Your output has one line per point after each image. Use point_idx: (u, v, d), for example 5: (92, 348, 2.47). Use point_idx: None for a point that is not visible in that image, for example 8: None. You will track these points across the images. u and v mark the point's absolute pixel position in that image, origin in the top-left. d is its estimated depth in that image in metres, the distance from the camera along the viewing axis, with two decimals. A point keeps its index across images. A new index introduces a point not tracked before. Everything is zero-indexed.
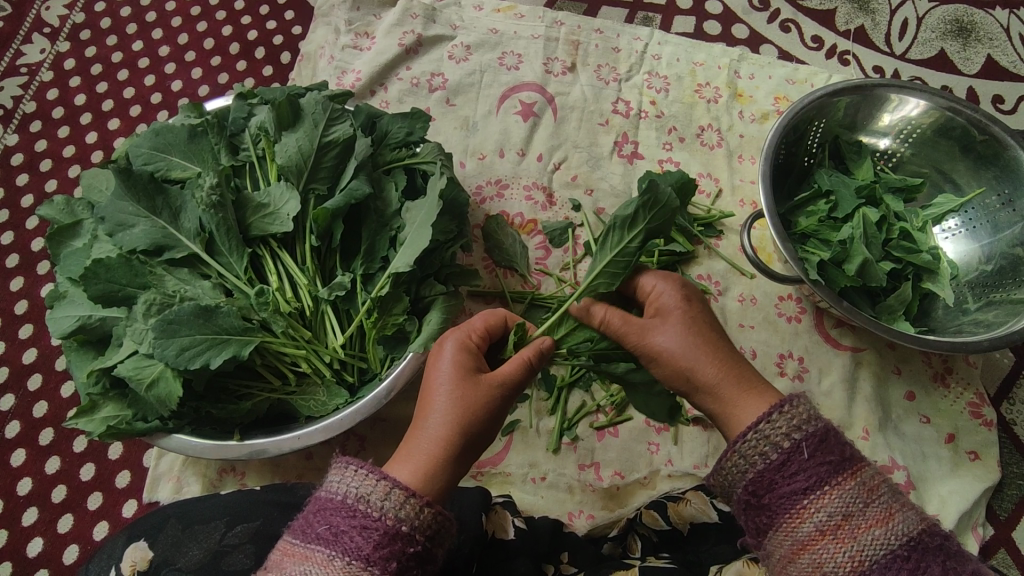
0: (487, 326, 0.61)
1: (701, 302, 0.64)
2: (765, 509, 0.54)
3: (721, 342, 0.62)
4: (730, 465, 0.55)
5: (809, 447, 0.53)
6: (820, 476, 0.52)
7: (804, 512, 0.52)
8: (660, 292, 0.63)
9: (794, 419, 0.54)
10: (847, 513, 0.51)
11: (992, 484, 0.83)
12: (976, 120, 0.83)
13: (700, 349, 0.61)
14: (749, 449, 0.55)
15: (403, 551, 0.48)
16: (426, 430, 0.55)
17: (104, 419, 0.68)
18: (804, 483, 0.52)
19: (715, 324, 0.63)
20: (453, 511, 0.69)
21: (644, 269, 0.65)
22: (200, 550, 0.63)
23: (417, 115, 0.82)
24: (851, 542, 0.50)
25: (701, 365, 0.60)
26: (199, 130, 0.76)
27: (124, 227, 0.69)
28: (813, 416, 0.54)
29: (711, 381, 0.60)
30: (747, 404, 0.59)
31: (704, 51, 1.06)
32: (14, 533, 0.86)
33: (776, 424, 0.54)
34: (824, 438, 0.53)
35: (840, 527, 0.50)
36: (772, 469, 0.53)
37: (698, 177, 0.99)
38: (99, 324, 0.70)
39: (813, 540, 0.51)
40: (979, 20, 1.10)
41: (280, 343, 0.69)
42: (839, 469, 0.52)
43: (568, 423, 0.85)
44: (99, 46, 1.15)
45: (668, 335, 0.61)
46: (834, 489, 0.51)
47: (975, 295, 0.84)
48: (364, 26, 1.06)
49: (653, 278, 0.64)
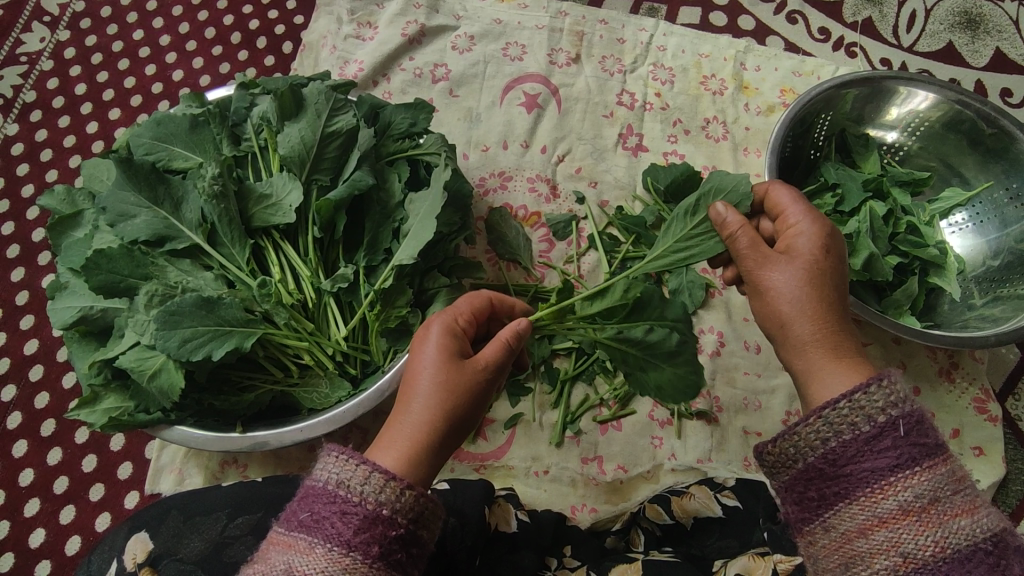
0: (473, 308, 0.60)
1: (837, 256, 0.64)
2: (843, 479, 0.52)
3: (838, 299, 0.63)
4: (810, 430, 0.54)
5: (905, 426, 0.52)
6: (912, 457, 0.50)
7: (889, 489, 0.50)
8: (804, 233, 0.64)
9: (890, 395, 0.53)
10: (935, 497, 0.49)
11: (996, 479, 0.82)
12: (986, 113, 0.82)
13: (807, 303, 0.61)
14: (837, 417, 0.53)
15: (385, 534, 0.48)
16: (407, 414, 0.54)
17: (106, 410, 0.68)
18: (894, 460, 0.51)
19: (839, 282, 0.63)
20: (455, 501, 0.68)
21: (794, 197, 0.66)
22: (201, 541, 0.63)
23: (421, 106, 0.81)
24: (937, 527, 0.49)
25: (800, 321, 0.62)
26: (201, 120, 0.75)
27: (125, 218, 0.68)
28: (910, 399, 0.53)
29: (804, 338, 0.61)
30: (833, 369, 0.60)
31: (710, 42, 1.05)
32: (16, 524, 0.86)
33: (873, 396, 0.53)
34: (918, 422, 0.52)
35: (926, 510, 0.49)
36: (860, 441, 0.52)
37: (702, 170, 0.98)
38: (100, 315, 0.70)
39: (894, 518, 0.49)
40: (988, 11, 1.09)
41: (282, 336, 0.69)
42: (932, 453, 0.51)
43: (571, 417, 0.84)
44: (99, 35, 1.14)
45: (782, 277, 0.62)
46: (924, 472, 0.50)
47: (981, 290, 0.84)
48: (367, 15, 1.05)
49: (806, 215, 0.65)
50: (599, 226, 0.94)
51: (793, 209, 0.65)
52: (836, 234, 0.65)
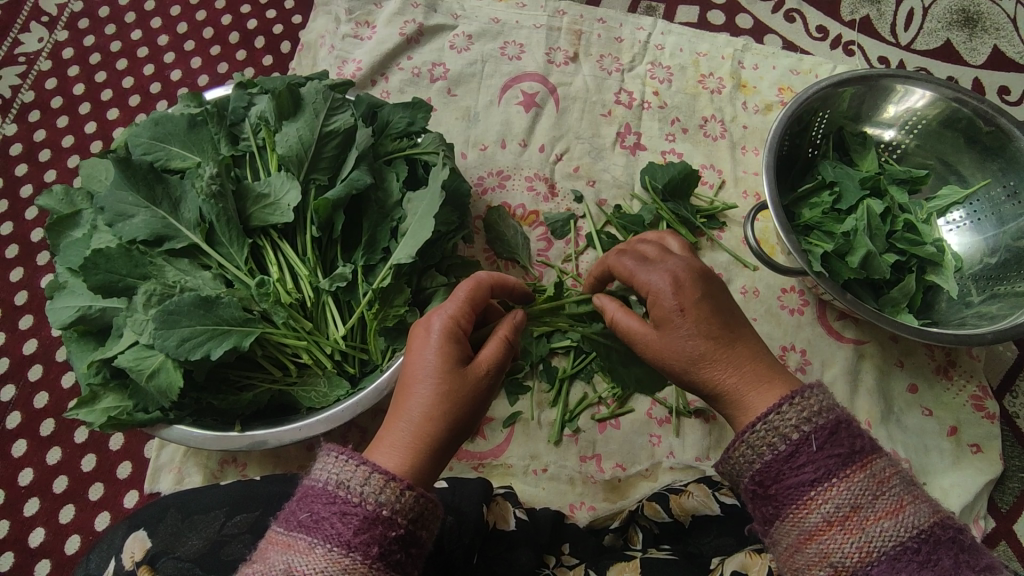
0: (473, 306, 0.60)
1: (706, 284, 0.58)
2: (772, 499, 0.51)
3: (735, 326, 0.57)
4: (737, 455, 0.53)
5: (818, 439, 0.50)
6: (829, 468, 0.49)
7: (811, 504, 0.49)
8: (659, 284, 0.58)
9: (804, 410, 0.51)
10: (857, 504, 0.48)
11: (993, 477, 0.82)
12: (983, 112, 0.83)
13: (707, 354, 0.56)
14: (756, 440, 0.52)
15: (385, 535, 0.48)
16: (410, 417, 0.54)
17: (105, 409, 0.68)
18: (812, 475, 0.49)
19: (725, 308, 0.58)
20: (454, 500, 0.69)
21: (630, 262, 0.62)
22: (200, 540, 0.63)
23: (418, 105, 0.81)
24: (860, 533, 0.47)
25: (718, 372, 0.56)
26: (199, 120, 0.75)
27: (123, 217, 0.68)
28: (826, 407, 0.51)
29: (728, 384, 0.56)
30: (758, 391, 0.55)
31: (708, 40, 1.05)
32: (15, 523, 0.86)
33: (785, 415, 0.51)
34: (834, 430, 0.50)
35: (848, 518, 0.47)
36: (780, 459, 0.50)
37: (700, 169, 0.98)
38: (99, 314, 0.70)
39: (820, 531, 0.48)
40: (986, 9, 1.09)
41: (280, 335, 0.69)
42: (849, 461, 0.49)
43: (569, 415, 0.84)
44: (97, 35, 1.14)
45: (678, 342, 0.57)
46: (843, 481, 0.48)
47: (979, 288, 0.84)
48: (364, 15, 1.05)
49: (650, 269, 0.59)
50: (597, 225, 0.95)
51: (638, 269, 0.60)
52: (689, 264, 0.59)
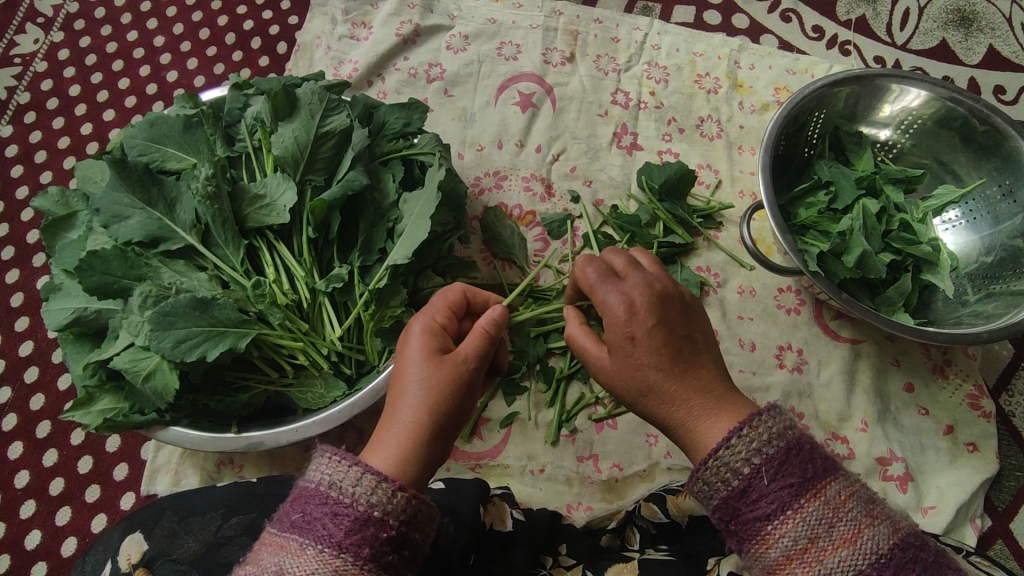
0: (450, 306, 0.61)
1: (671, 305, 0.58)
2: (734, 533, 0.52)
3: (689, 353, 0.57)
4: (697, 490, 0.53)
5: (769, 471, 0.50)
6: (783, 500, 0.49)
7: (769, 538, 0.49)
8: (616, 306, 0.57)
9: (755, 440, 0.51)
10: (813, 536, 0.48)
11: (990, 475, 0.82)
12: (978, 111, 0.83)
13: (657, 385, 0.57)
14: (711, 475, 0.52)
15: (376, 536, 0.48)
16: (398, 416, 0.55)
17: (101, 411, 0.68)
18: (767, 510, 0.49)
19: (684, 331, 0.58)
20: (452, 501, 0.68)
21: (596, 279, 0.60)
22: (196, 542, 0.63)
23: (415, 106, 0.81)
24: (819, 566, 0.47)
25: (675, 403, 0.57)
26: (194, 121, 0.75)
27: (118, 219, 0.68)
28: (777, 435, 0.51)
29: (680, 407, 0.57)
30: (712, 422, 0.55)
31: (704, 41, 1.05)
32: (12, 525, 0.86)
33: (735, 449, 0.51)
34: (785, 459, 0.50)
35: (806, 551, 0.48)
36: (735, 496, 0.50)
37: (697, 169, 0.98)
38: (94, 316, 0.70)
39: (781, 565, 0.49)
40: (982, 9, 1.09)
41: (277, 336, 0.69)
42: (801, 491, 0.49)
43: (566, 415, 0.84)
44: (93, 36, 1.14)
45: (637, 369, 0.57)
46: (797, 514, 0.48)
47: (974, 287, 0.84)
48: (361, 15, 1.05)
49: (608, 289, 0.59)
50: (594, 225, 0.95)
51: (597, 285, 0.59)
52: (648, 285, 0.58)
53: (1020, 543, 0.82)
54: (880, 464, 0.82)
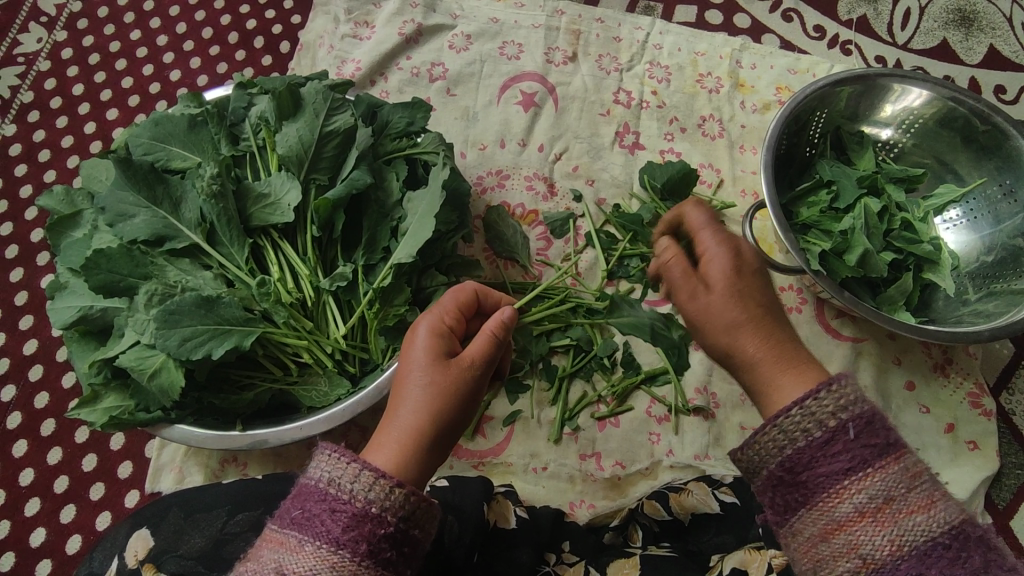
0: (458, 305, 0.61)
1: (755, 270, 0.58)
2: (800, 486, 0.50)
3: (772, 314, 0.57)
4: (767, 440, 0.51)
5: (855, 428, 0.49)
6: (864, 458, 0.48)
7: (843, 493, 0.48)
8: (716, 250, 0.57)
9: (841, 398, 0.50)
10: (890, 496, 0.47)
11: (990, 473, 0.83)
12: (978, 110, 0.83)
13: (758, 322, 0.56)
14: (791, 425, 0.50)
15: (374, 533, 0.48)
16: (401, 415, 0.55)
17: (106, 409, 0.68)
18: (847, 464, 0.48)
19: (766, 287, 0.58)
20: (455, 500, 0.69)
21: (702, 222, 0.59)
22: (201, 538, 0.64)
23: (418, 105, 0.82)
24: (891, 527, 0.47)
25: (746, 343, 0.55)
26: (199, 120, 0.75)
27: (124, 218, 0.68)
28: (859, 397, 0.50)
29: (753, 359, 0.55)
30: (788, 378, 0.54)
31: (705, 40, 1.05)
32: (16, 523, 0.86)
33: (822, 401, 0.50)
34: (870, 421, 0.49)
35: (881, 510, 0.47)
36: (813, 447, 0.49)
37: (699, 168, 0.98)
38: (100, 315, 0.70)
39: (852, 522, 0.48)
40: (982, 9, 1.09)
41: (281, 334, 0.70)
42: (884, 453, 0.48)
43: (569, 413, 0.85)
44: (96, 35, 1.14)
45: (750, 308, 0.55)
46: (877, 472, 0.48)
47: (975, 286, 0.84)
48: (363, 15, 1.06)
49: (715, 234, 0.58)
50: (596, 224, 0.95)
51: (702, 228, 0.59)
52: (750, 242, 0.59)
53: (1021, 540, 0.83)
54: None
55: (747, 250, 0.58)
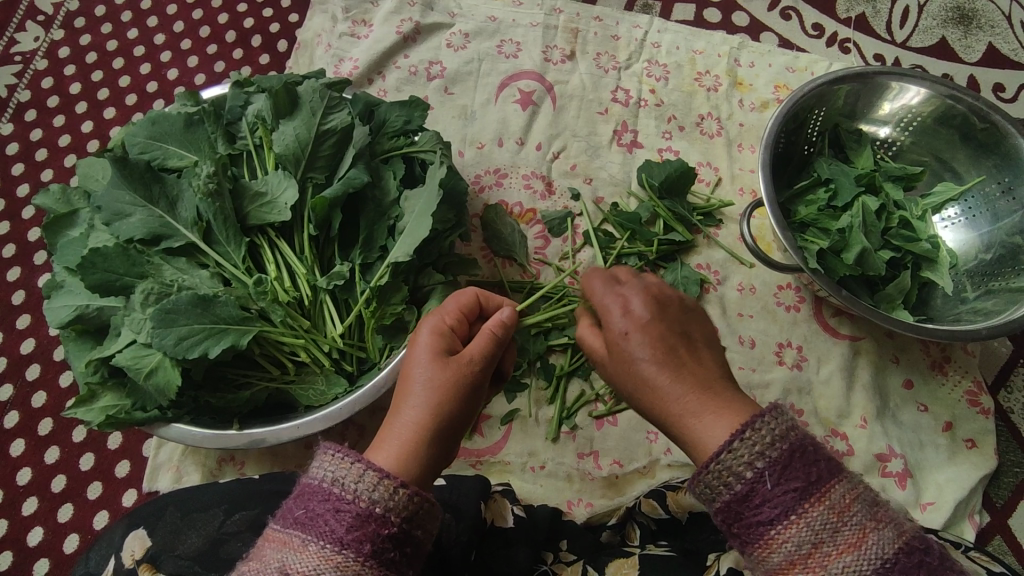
0: (460, 309, 0.62)
1: (664, 319, 0.56)
2: (735, 536, 0.49)
3: (697, 363, 0.54)
4: (694, 493, 0.50)
5: (773, 473, 0.47)
6: (787, 505, 0.46)
7: (772, 543, 0.46)
8: (615, 306, 0.57)
9: (756, 442, 0.48)
10: (816, 541, 0.45)
11: (988, 471, 0.83)
12: (976, 108, 0.83)
13: (674, 375, 0.53)
14: (712, 479, 0.49)
15: (378, 532, 0.48)
16: (406, 414, 0.55)
17: (103, 408, 0.68)
18: (770, 514, 0.46)
19: (683, 341, 0.55)
20: (452, 498, 0.69)
21: (600, 281, 0.59)
22: (198, 537, 0.63)
23: (415, 103, 0.81)
24: (823, 574, 0.45)
25: (668, 390, 0.53)
26: (196, 119, 0.75)
27: (121, 216, 0.68)
28: (779, 435, 0.48)
29: (675, 404, 0.53)
30: (710, 421, 0.51)
31: (703, 38, 1.05)
32: (14, 522, 0.86)
33: (738, 450, 0.48)
34: (788, 461, 0.47)
35: (810, 557, 0.45)
36: (737, 499, 0.48)
37: (697, 166, 0.98)
38: (96, 314, 0.70)
39: (785, 572, 0.46)
40: (981, 7, 1.09)
41: (279, 333, 0.70)
42: (806, 495, 0.46)
43: (567, 412, 0.85)
44: (93, 34, 1.14)
45: (654, 361, 0.54)
46: (801, 518, 0.46)
47: (974, 284, 0.84)
48: (361, 14, 1.05)
49: (607, 290, 0.58)
50: (594, 223, 0.95)
51: (600, 287, 0.58)
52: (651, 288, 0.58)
53: (1019, 538, 0.83)
54: (880, 461, 0.82)
55: (647, 303, 0.56)
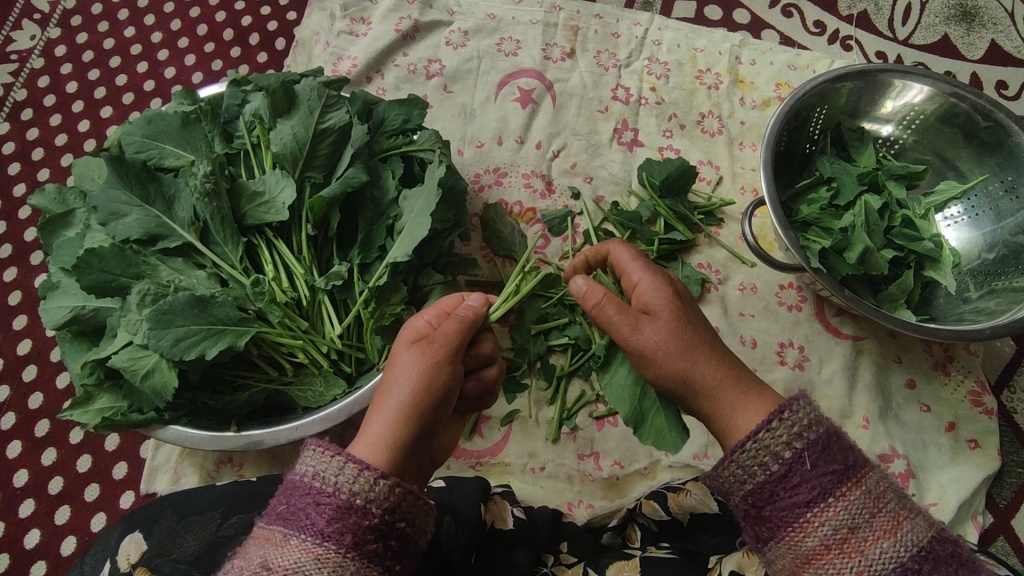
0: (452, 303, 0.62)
1: (689, 302, 0.62)
2: (766, 520, 0.51)
3: (716, 344, 0.60)
4: (728, 475, 0.53)
5: (812, 456, 0.50)
6: (825, 488, 0.49)
7: (808, 527, 0.49)
8: (646, 281, 0.62)
9: (795, 425, 0.51)
10: (854, 525, 0.48)
11: (991, 472, 0.82)
12: (980, 106, 0.82)
13: (693, 343, 0.59)
14: (748, 460, 0.52)
15: (359, 524, 0.47)
16: (387, 406, 0.55)
17: (99, 410, 0.67)
18: (807, 496, 0.49)
19: (704, 321, 0.61)
20: (452, 500, 0.68)
21: (629, 256, 0.65)
22: (195, 540, 0.63)
23: (414, 102, 0.81)
24: (858, 557, 0.48)
25: (695, 366, 0.58)
26: (193, 117, 0.74)
27: (116, 216, 0.68)
28: (816, 420, 0.51)
29: (709, 382, 0.58)
30: (746, 408, 0.56)
31: (704, 36, 1.05)
32: (11, 524, 0.85)
33: (776, 433, 0.51)
34: (827, 445, 0.50)
35: (846, 541, 0.48)
36: (773, 481, 0.51)
37: (698, 165, 0.97)
38: (92, 315, 0.69)
39: (818, 555, 0.49)
40: (984, 4, 1.08)
41: (277, 334, 0.69)
42: (844, 479, 0.49)
43: (567, 413, 0.84)
44: (90, 33, 1.13)
45: (670, 333, 0.58)
46: (839, 502, 0.49)
47: (976, 283, 0.84)
48: (360, 11, 1.05)
49: (640, 266, 0.64)
50: (594, 222, 0.94)
51: (629, 262, 0.65)
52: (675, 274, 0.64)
53: (1022, 539, 0.82)
54: (882, 461, 0.82)
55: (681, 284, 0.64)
